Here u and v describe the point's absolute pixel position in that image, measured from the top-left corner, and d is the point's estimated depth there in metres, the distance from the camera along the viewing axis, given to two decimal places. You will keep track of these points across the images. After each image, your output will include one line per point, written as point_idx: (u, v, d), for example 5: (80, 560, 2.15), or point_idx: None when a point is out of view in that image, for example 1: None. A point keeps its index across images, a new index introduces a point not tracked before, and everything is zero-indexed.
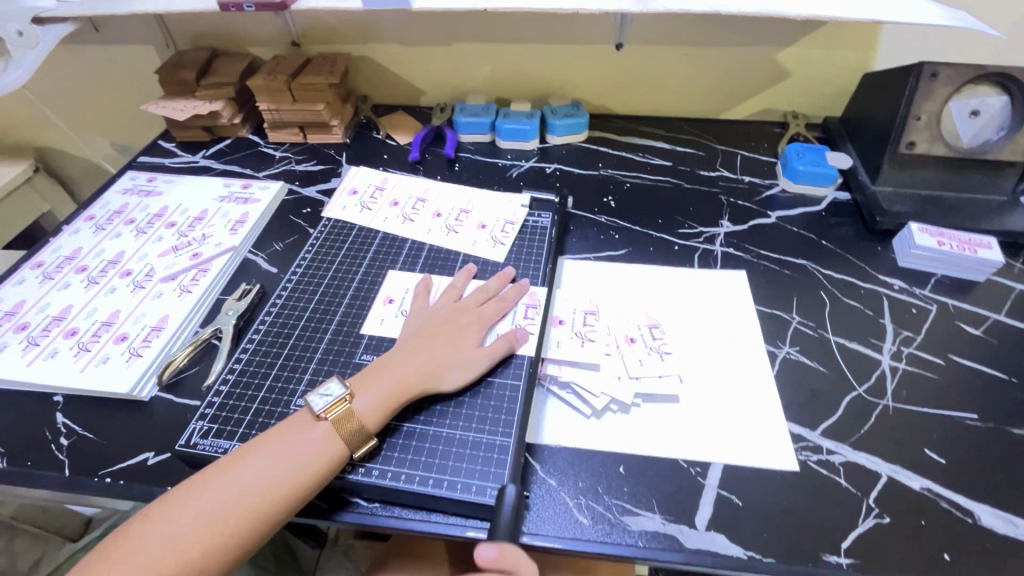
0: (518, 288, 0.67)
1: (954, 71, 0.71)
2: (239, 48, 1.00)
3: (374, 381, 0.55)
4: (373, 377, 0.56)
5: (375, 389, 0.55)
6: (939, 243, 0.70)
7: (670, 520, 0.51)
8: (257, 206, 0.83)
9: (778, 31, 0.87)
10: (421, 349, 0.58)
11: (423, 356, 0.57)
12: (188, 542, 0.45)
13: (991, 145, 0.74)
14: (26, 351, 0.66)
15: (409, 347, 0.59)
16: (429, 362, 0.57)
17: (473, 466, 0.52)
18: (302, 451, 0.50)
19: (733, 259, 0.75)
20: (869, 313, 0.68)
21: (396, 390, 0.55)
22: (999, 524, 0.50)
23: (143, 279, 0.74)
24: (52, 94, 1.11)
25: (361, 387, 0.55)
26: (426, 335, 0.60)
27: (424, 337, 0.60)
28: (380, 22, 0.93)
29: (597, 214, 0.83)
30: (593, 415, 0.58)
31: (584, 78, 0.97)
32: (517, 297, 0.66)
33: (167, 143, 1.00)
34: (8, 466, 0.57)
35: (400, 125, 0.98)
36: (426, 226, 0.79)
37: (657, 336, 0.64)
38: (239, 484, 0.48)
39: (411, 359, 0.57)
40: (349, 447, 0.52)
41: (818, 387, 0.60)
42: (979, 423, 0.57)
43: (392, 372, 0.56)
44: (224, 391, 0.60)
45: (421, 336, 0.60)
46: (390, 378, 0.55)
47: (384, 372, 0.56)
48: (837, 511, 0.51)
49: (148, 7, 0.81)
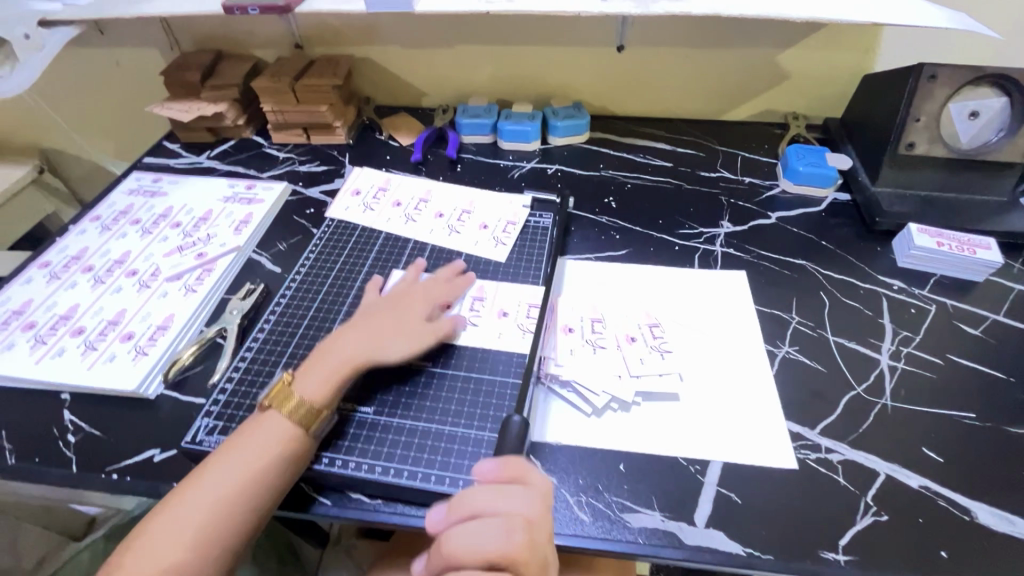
0: (466, 278, 0.68)
1: (954, 73, 0.71)
2: (243, 50, 1.01)
3: (318, 363, 0.56)
4: (317, 360, 0.57)
5: (319, 370, 0.56)
6: (939, 244, 0.71)
7: (669, 517, 0.51)
8: (260, 207, 0.84)
9: (778, 33, 0.87)
10: (363, 329, 0.59)
11: (365, 336, 0.59)
12: (177, 541, 0.46)
13: (991, 147, 0.74)
14: (33, 349, 0.66)
15: (353, 328, 0.60)
16: (370, 339, 0.58)
17: (474, 463, 0.53)
18: (270, 438, 0.51)
19: (733, 259, 0.76)
20: (868, 313, 0.68)
21: (339, 368, 0.56)
22: (996, 522, 0.50)
23: (148, 278, 0.74)
24: (58, 97, 1.12)
25: (306, 371, 0.56)
26: (369, 317, 0.61)
27: (368, 319, 0.61)
28: (383, 24, 0.94)
29: (598, 215, 0.83)
30: (593, 414, 0.59)
31: (585, 80, 0.97)
32: (463, 286, 0.67)
33: (171, 144, 1.01)
34: (16, 463, 0.57)
35: (402, 126, 0.99)
36: (429, 226, 0.80)
37: (658, 335, 0.65)
38: (216, 478, 0.49)
39: (349, 339, 0.58)
40: (305, 427, 0.52)
41: (817, 386, 0.61)
42: (977, 422, 0.57)
43: (335, 352, 0.57)
44: (230, 389, 0.60)
45: (364, 319, 0.61)
46: (334, 358, 0.56)
47: (328, 354, 0.57)
48: (837, 510, 0.51)
49: (154, 10, 0.81)
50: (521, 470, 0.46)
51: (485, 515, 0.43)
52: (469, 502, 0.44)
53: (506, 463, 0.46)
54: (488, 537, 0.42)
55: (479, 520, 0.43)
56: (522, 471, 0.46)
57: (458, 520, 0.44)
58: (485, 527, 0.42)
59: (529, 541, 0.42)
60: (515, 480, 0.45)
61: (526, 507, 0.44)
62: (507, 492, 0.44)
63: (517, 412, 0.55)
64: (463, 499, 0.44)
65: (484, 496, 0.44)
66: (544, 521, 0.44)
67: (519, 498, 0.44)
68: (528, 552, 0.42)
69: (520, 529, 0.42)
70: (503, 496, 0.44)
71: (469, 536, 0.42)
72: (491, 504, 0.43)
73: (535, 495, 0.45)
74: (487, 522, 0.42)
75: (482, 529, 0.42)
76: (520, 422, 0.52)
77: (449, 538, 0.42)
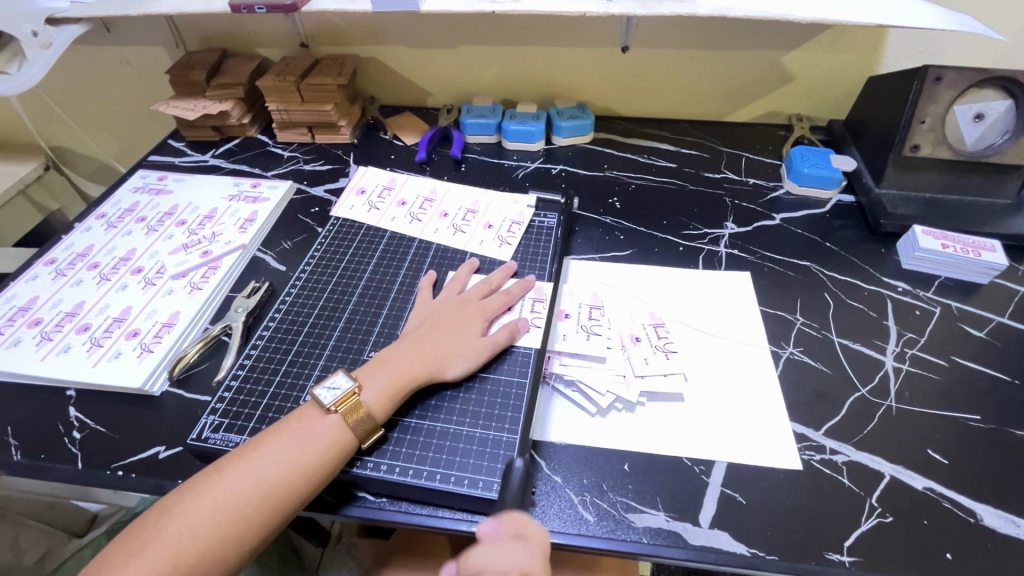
0: (523, 284, 0.68)
1: (959, 75, 0.71)
2: (248, 49, 1.01)
3: (381, 371, 0.56)
4: (379, 367, 0.56)
5: (381, 378, 0.55)
6: (943, 245, 0.71)
7: (674, 518, 0.51)
8: (266, 205, 0.84)
9: (782, 35, 0.87)
10: (425, 339, 0.59)
11: (427, 346, 0.59)
12: (204, 531, 0.46)
13: (994, 149, 0.74)
14: (39, 346, 0.67)
15: (417, 337, 0.60)
16: (434, 350, 0.58)
17: (479, 462, 0.53)
18: (311, 442, 0.51)
19: (738, 260, 0.76)
20: (873, 315, 0.68)
21: (400, 380, 0.56)
22: (1001, 524, 0.50)
23: (154, 276, 0.75)
24: (63, 95, 1.13)
25: (367, 378, 0.55)
26: (431, 326, 0.61)
27: (431, 328, 0.61)
28: (387, 24, 0.94)
29: (602, 215, 0.83)
30: (598, 414, 0.59)
31: (590, 81, 0.97)
32: (522, 292, 0.67)
33: (177, 143, 1.02)
34: (21, 459, 0.58)
35: (407, 126, 0.99)
36: (434, 225, 0.80)
37: (662, 335, 0.65)
38: (252, 475, 0.49)
39: (415, 350, 0.58)
40: (358, 436, 0.53)
41: (822, 387, 0.61)
42: (982, 424, 0.57)
43: (397, 361, 0.57)
44: (235, 386, 0.60)
45: (427, 327, 0.61)
46: (395, 367, 0.56)
47: (391, 362, 0.57)
48: (840, 511, 0.51)
49: (159, 8, 0.82)
50: (520, 523, 0.46)
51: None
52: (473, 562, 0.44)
53: (506, 519, 0.46)
54: None
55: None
56: (521, 525, 0.46)
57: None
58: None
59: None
60: (519, 537, 0.45)
61: (525, 563, 0.44)
62: (507, 550, 0.44)
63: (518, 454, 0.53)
64: (468, 559, 0.44)
65: (486, 556, 0.44)
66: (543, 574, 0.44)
67: (519, 555, 0.44)
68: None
69: None
70: (503, 555, 0.44)
71: None
72: (492, 564, 0.44)
73: (534, 551, 0.45)
74: None
75: None
76: (523, 467, 0.51)
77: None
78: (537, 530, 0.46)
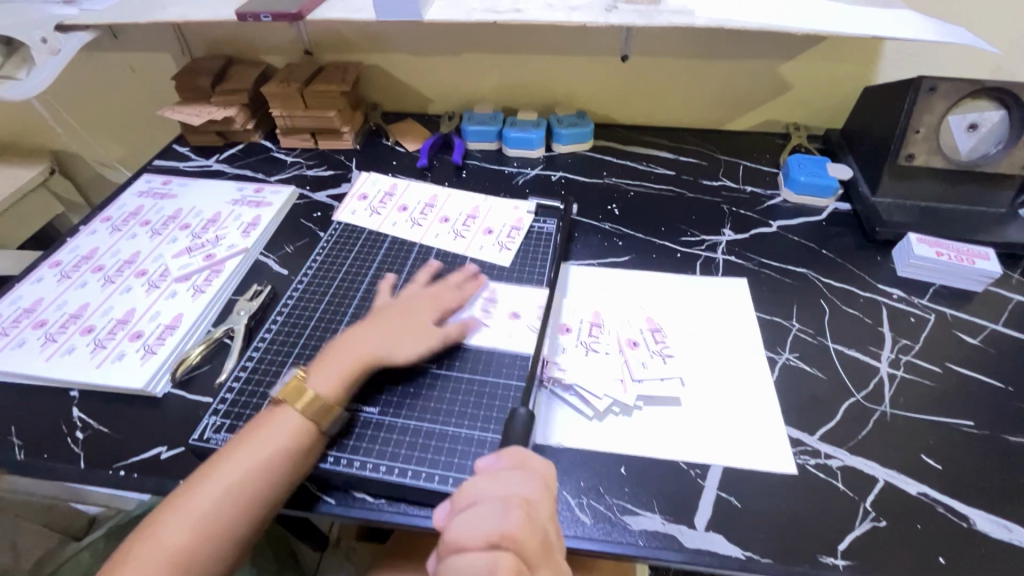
0: (477, 279, 0.70)
1: (953, 86, 0.72)
2: (253, 56, 1.02)
3: (330, 359, 0.57)
4: (330, 355, 0.58)
5: (332, 365, 0.57)
6: (938, 253, 0.72)
7: (669, 520, 0.52)
8: (269, 210, 0.85)
9: (779, 45, 0.89)
10: (373, 327, 0.61)
11: (374, 333, 0.60)
12: (195, 529, 0.47)
13: (990, 158, 0.75)
14: (44, 347, 0.68)
15: (368, 325, 0.61)
16: (384, 336, 0.60)
17: (477, 463, 0.54)
18: (291, 433, 0.52)
19: (735, 267, 0.76)
20: (868, 321, 0.69)
21: (351, 366, 0.57)
22: (994, 529, 0.51)
23: (158, 279, 0.76)
24: (71, 99, 1.14)
25: (319, 367, 0.57)
26: (381, 316, 0.62)
27: (379, 317, 0.62)
28: (390, 32, 0.95)
29: (601, 222, 0.84)
30: (596, 418, 0.59)
31: (590, 89, 0.99)
32: (475, 290, 0.68)
33: (181, 147, 1.03)
34: (24, 458, 0.58)
35: (409, 132, 1.01)
36: (435, 231, 0.81)
37: (659, 340, 0.66)
38: (237, 469, 0.50)
39: (363, 338, 0.59)
40: (316, 424, 0.53)
41: (816, 393, 0.61)
42: (975, 430, 0.58)
43: (348, 349, 0.58)
44: (237, 388, 0.61)
45: (377, 317, 0.62)
46: (346, 354, 0.58)
47: (340, 350, 0.58)
48: (835, 514, 0.52)
49: (167, 15, 0.83)
50: (522, 457, 0.47)
51: (485, 501, 0.42)
52: (470, 491, 0.44)
53: (508, 454, 0.47)
54: (491, 517, 0.41)
55: (480, 505, 0.42)
56: (522, 458, 0.47)
57: (460, 510, 0.43)
58: (482, 510, 0.42)
59: (527, 519, 0.42)
60: (511, 474, 0.44)
61: (522, 489, 0.44)
62: (506, 478, 0.44)
63: (521, 405, 0.57)
64: (464, 488, 0.44)
65: (483, 484, 0.44)
66: (544, 502, 0.44)
67: (518, 481, 0.44)
68: (527, 530, 0.41)
69: (519, 507, 0.42)
70: (501, 482, 0.44)
71: (471, 520, 0.41)
72: (491, 490, 0.43)
73: (537, 480, 0.45)
74: (487, 506, 0.42)
75: (479, 514, 0.41)
76: (526, 412, 0.53)
77: (451, 526, 0.41)
78: (539, 462, 0.47)
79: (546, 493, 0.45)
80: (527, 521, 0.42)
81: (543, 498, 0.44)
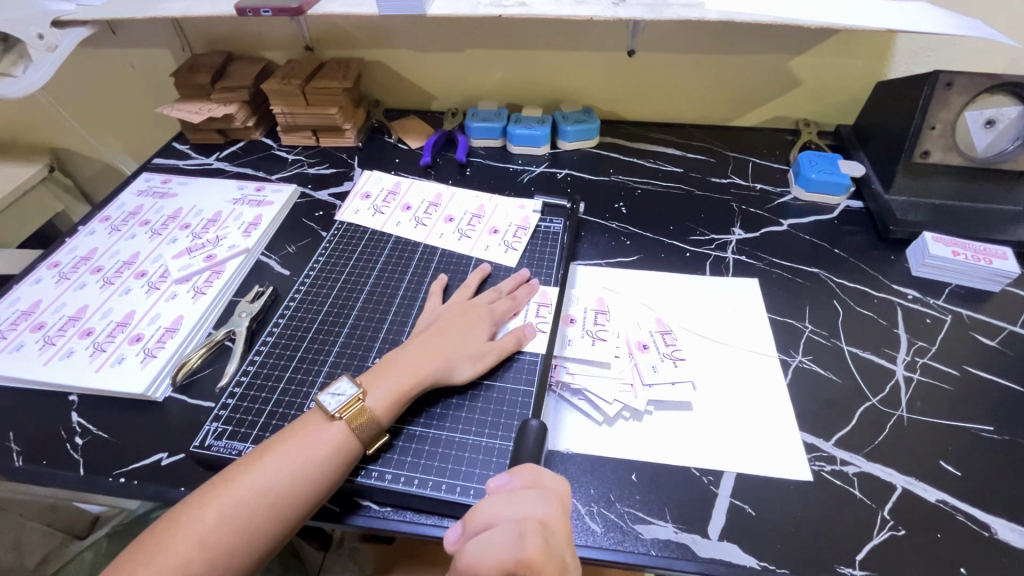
0: (530, 288, 0.68)
1: (970, 81, 0.70)
2: (253, 53, 1.01)
3: (385, 375, 0.55)
4: (385, 370, 0.56)
5: (387, 382, 0.55)
6: (954, 253, 0.70)
7: (682, 529, 0.50)
8: (270, 209, 0.84)
9: (790, 39, 0.87)
10: (430, 343, 0.59)
11: (433, 349, 0.58)
12: (221, 532, 0.46)
13: (1005, 155, 0.73)
14: (42, 350, 0.66)
15: (424, 338, 0.59)
16: (440, 353, 0.58)
17: (485, 471, 0.52)
18: (317, 451, 0.50)
19: (745, 266, 0.75)
20: (883, 323, 0.67)
21: (405, 383, 0.55)
22: (1016, 538, 0.49)
23: (158, 280, 0.74)
24: (69, 96, 1.13)
25: (373, 382, 0.55)
26: (438, 329, 0.60)
27: (436, 331, 0.60)
28: (393, 27, 0.93)
29: (608, 220, 0.83)
30: (605, 423, 0.58)
31: (596, 85, 0.97)
32: (527, 297, 0.67)
33: (181, 145, 1.01)
34: (23, 464, 0.57)
35: (412, 129, 0.99)
36: (438, 231, 0.79)
37: (669, 343, 0.64)
38: (260, 483, 0.48)
39: (419, 354, 0.57)
40: (362, 443, 0.52)
41: (831, 397, 0.60)
42: (995, 436, 0.57)
43: (403, 365, 0.56)
44: (239, 393, 0.60)
45: (433, 330, 0.60)
46: (400, 370, 0.56)
47: (395, 366, 0.56)
48: (852, 523, 0.51)
49: (165, 11, 0.81)
50: (536, 476, 0.45)
51: (500, 523, 0.41)
52: (482, 513, 0.42)
53: (520, 472, 0.45)
54: (504, 544, 0.40)
55: (494, 529, 0.41)
56: (536, 476, 0.45)
57: (473, 532, 0.42)
58: (497, 534, 0.40)
59: (545, 544, 0.40)
60: (525, 494, 0.43)
61: (539, 510, 0.42)
62: (521, 498, 0.43)
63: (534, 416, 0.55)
64: (477, 509, 0.43)
65: (497, 505, 0.42)
66: (559, 525, 0.42)
67: (533, 502, 0.43)
68: (544, 555, 0.40)
69: (534, 533, 0.40)
70: (516, 503, 0.42)
71: (485, 545, 0.40)
72: (506, 511, 0.42)
73: (553, 499, 0.44)
74: (501, 530, 0.41)
75: (493, 538, 0.40)
76: (539, 424, 0.51)
77: (465, 550, 0.40)
78: (553, 480, 0.45)
79: (563, 514, 0.43)
80: (545, 545, 0.40)
81: (559, 518, 0.43)
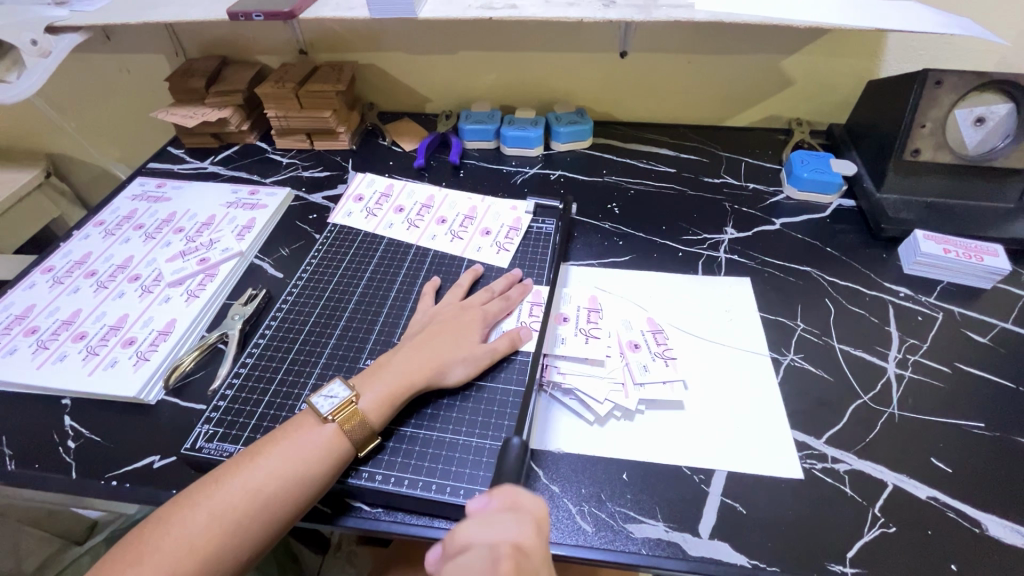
0: (523, 288, 0.67)
1: (959, 79, 0.71)
2: (247, 57, 1.01)
3: (378, 378, 0.55)
4: (377, 373, 0.56)
5: (379, 384, 0.55)
6: (945, 250, 0.70)
7: (673, 528, 0.50)
8: (263, 212, 0.84)
9: (781, 40, 0.87)
10: (424, 345, 0.59)
11: (426, 352, 0.58)
12: (211, 532, 0.46)
13: (997, 153, 0.74)
14: (36, 355, 0.66)
15: (417, 341, 0.59)
16: (434, 355, 0.58)
17: (475, 471, 0.53)
18: (306, 452, 0.50)
19: (737, 265, 0.75)
20: (874, 320, 0.67)
21: (398, 386, 0.55)
22: (1007, 534, 0.49)
23: (151, 284, 0.74)
24: (66, 101, 1.13)
25: (365, 385, 0.55)
26: (432, 330, 0.60)
27: (430, 333, 0.60)
28: (386, 30, 0.94)
29: (601, 221, 0.83)
30: (596, 423, 0.58)
31: (589, 87, 0.97)
32: (521, 297, 0.67)
33: (176, 149, 1.02)
34: (15, 468, 0.57)
35: (406, 132, 0.99)
36: (431, 232, 0.79)
37: (661, 343, 0.64)
38: (249, 484, 0.48)
39: (413, 357, 0.57)
40: (353, 445, 0.52)
41: (822, 395, 0.60)
42: (986, 432, 0.57)
43: (396, 368, 0.56)
44: (230, 396, 0.60)
45: (426, 332, 0.60)
46: (393, 373, 0.56)
47: (388, 368, 0.56)
48: (843, 521, 0.51)
49: (158, 16, 0.82)
50: (514, 496, 0.45)
51: (474, 548, 0.41)
52: (459, 537, 0.42)
53: (498, 493, 0.45)
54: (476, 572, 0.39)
55: (469, 554, 0.41)
56: (514, 497, 0.45)
57: (450, 557, 0.42)
58: (471, 560, 0.40)
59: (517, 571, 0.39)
60: (500, 518, 0.43)
61: (513, 534, 0.42)
62: (496, 523, 0.42)
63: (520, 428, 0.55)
64: (454, 533, 0.42)
65: (473, 529, 0.42)
66: (536, 549, 0.42)
67: (508, 526, 0.42)
68: None
69: (506, 560, 0.40)
70: (490, 527, 0.42)
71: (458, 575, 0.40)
72: (481, 536, 0.42)
73: (529, 522, 0.43)
74: (473, 557, 0.40)
75: (466, 566, 0.40)
76: (519, 443, 0.50)
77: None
78: (531, 500, 0.45)
79: (540, 537, 0.42)
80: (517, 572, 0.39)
81: (535, 541, 0.42)
